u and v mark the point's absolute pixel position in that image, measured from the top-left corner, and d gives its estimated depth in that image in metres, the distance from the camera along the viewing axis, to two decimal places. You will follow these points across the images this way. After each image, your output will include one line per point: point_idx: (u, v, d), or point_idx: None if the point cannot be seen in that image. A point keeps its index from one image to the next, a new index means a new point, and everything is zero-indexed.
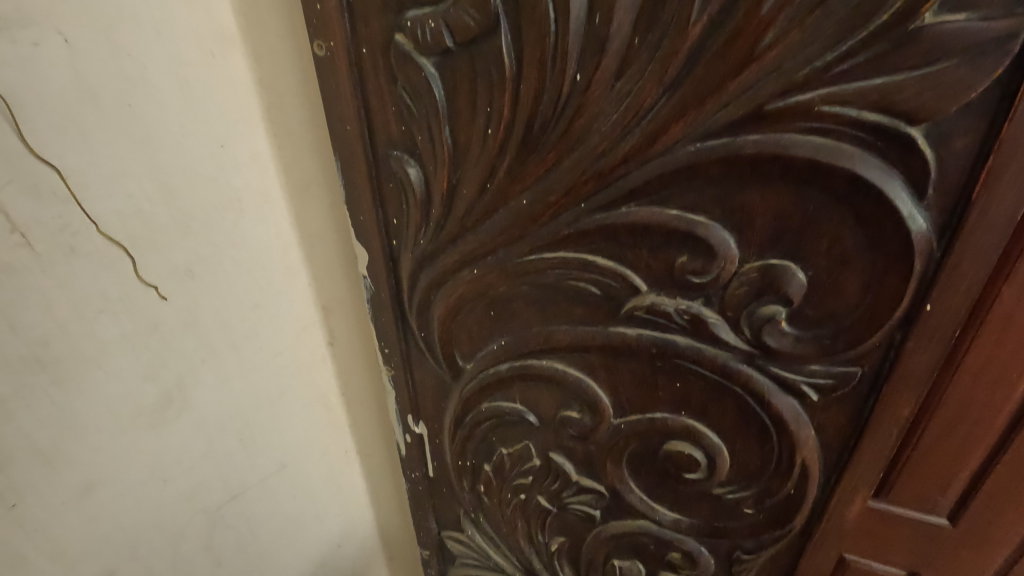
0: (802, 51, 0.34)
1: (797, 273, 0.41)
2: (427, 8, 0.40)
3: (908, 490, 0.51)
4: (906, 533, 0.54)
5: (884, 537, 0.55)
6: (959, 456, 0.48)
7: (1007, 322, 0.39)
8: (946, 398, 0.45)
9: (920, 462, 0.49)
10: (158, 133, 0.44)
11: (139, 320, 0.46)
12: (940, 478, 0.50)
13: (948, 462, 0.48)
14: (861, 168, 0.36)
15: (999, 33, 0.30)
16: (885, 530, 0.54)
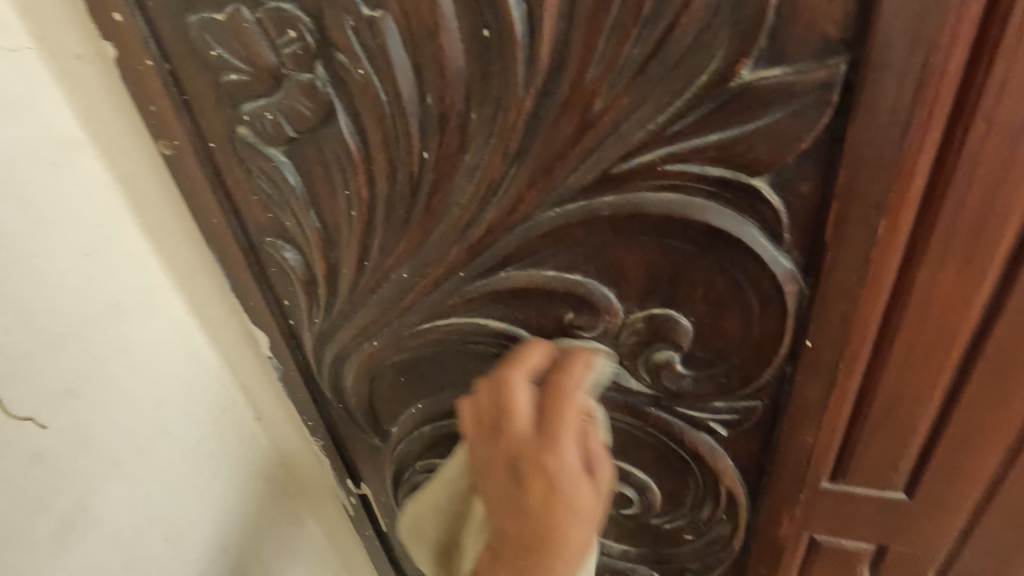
0: (633, 115, 0.32)
1: (680, 320, 0.40)
2: (261, 101, 0.38)
3: (860, 475, 0.52)
4: (863, 517, 0.55)
5: (841, 521, 0.55)
6: (908, 440, 0.49)
7: (922, 310, 0.40)
8: (880, 387, 0.46)
9: (869, 447, 0.50)
10: (3, 260, 0.40)
11: (21, 455, 0.43)
12: (889, 461, 0.50)
13: (898, 446, 0.49)
14: (716, 219, 0.35)
15: (816, 85, 0.29)
16: (847, 514, 0.55)
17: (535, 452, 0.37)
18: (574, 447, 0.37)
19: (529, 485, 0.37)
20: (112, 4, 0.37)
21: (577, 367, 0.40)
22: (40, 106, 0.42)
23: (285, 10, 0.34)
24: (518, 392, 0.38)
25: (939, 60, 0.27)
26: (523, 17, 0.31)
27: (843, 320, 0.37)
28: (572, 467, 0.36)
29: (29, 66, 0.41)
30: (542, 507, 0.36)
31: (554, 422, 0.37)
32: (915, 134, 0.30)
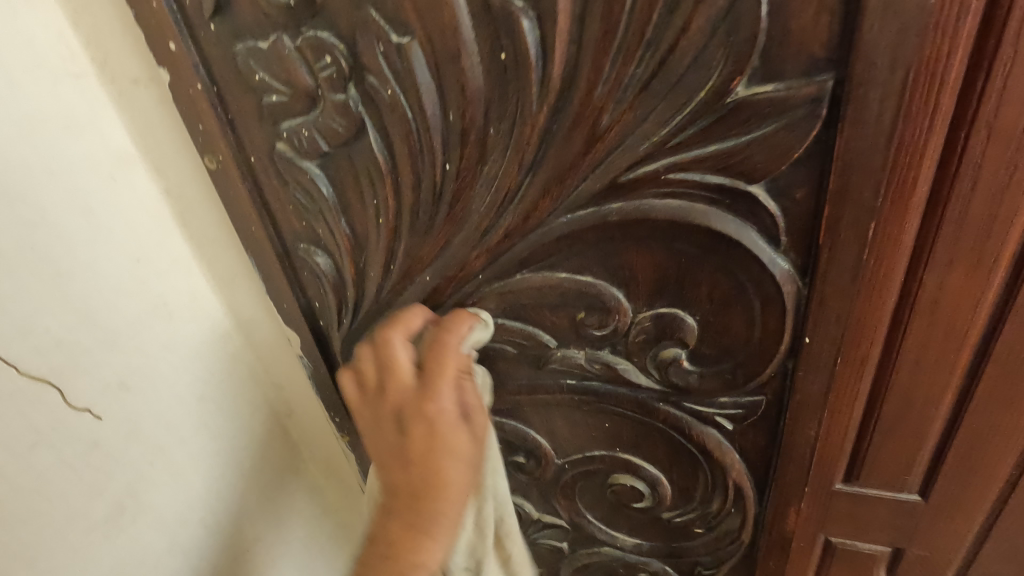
0: (638, 129, 0.35)
1: (686, 318, 0.43)
2: (298, 119, 0.42)
3: (875, 477, 0.54)
4: (879, 517, 0.57)
5: (858, 522, 0.57)
6: (921, 439, 0.50)
7: (930, 311, 0.42)
8: (891, 386, 0.47)
9: (883, 447, 0.51)
10: (64, 265, 0.45)
11: (77, 443, 0.47)
12: (902, 461, 0.52)
13: (912, 446, 0.51)
14: (717, 223, 0.38)
15: (806, 99, 0.32)
16: (863, 514, 0.56)
17: (410, 394, 0.43)
18: (452, 397, 0.43)
19: (411, 434, 0.43)
20: (168, 34, 0.41)
21: (465, 326, 0.44)
22: (97, 125, 0.46)
23: (321, 37, 0.38)
24: (399, 350, 0.44)
25: (925, 77, 0.30)
26: (536, 41, 0.34)
27: (850, 318, 0.39)
28: (448, 414, 0.42)
29: (91, 90, 0.45)
30: (410, 443, 0.43)
31: (433, 373, 0.43)
32: (911, 143, 0.32)
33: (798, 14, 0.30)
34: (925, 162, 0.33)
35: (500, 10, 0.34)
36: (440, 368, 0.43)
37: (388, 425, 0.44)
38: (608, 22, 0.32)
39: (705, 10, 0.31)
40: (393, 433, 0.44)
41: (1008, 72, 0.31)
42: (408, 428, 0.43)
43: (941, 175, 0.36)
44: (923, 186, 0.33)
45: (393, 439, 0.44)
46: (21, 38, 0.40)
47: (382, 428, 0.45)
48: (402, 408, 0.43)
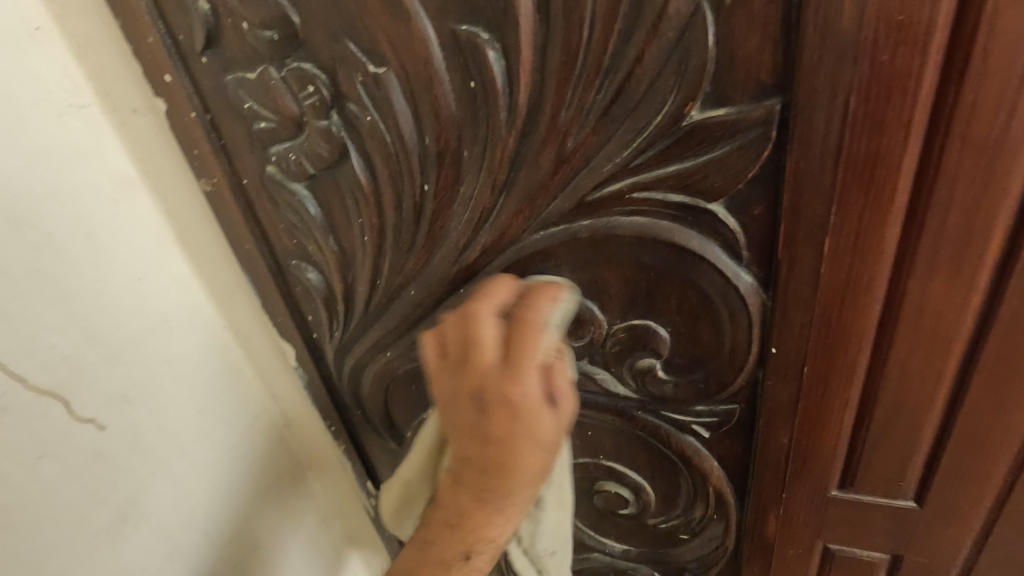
0: (601, 151, 0.37)
1: (658, 329, 0.45)
2: (286, 144, 0.45)
3: (869, 482, 0.55)
4: (876, 525, 0.57)
5: (853, 529, 0.58)
6: (913, 443, 0.51)
7: (917, 314, 0.43)
8: (882, 389, 0.48)
9: (876, 451, 0.52)
10: (70, 284, 0.47)
11: (82, 452, 0.49)
12: (895, 465, 0.53)
13: (904, 450, 0.52)
14: (681, 238, 0.39)
15: (757, 122, 0.33)
16: (861, 521, 0.57)
17: (501, 385, 0.37)
18: (533, 382, 0.37)
19: (494, 421, 0.38)
20: (164, 67, 0.43)
21: (540, 305, 0.39)
22: (101, 151, 0.49)
23: (305, 69, 0.40)
24: (486, 326, 0.39)
25: (894, 89, 0.30)
26: (502, 71, 0.36)
27: (834, 322, 0.40)
28: (534, 401, 0.38)
29: (95, 119, 0.48)
30: (494, 434, 0.38)
31: (520, 358, 0.37)
32: (887, 154, 0.32)
33: (743, 44, 0.31)
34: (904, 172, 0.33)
35: (467, 43, 0.36)
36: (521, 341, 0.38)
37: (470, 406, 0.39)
38: (568, 53, 0.34)
39: (657, 40, 0.32)
40: (473, 412, 0.39)
41: (977, 83, 0.33)
42: (491, 413, 0.38)
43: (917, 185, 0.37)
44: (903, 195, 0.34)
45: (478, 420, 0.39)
46: (29, 73, 0.43)
47: (465, 407, 0.39)
48: (485, 392, 0.38)
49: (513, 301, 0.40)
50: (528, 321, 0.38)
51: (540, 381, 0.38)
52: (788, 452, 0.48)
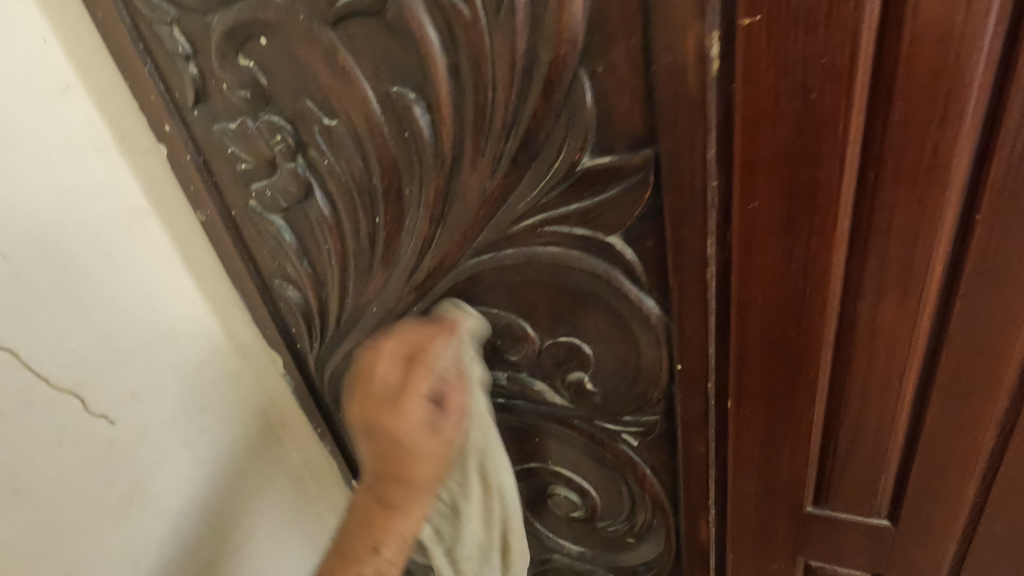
0: (515, 191, 0.43)
1: (582, 346, 0.50)
2: (264, 182, 0.52)
3: (844, 500, 0.59)
4: (854, 542, 0.61)
5: (832, 545, 0.62)
6: (883, 459, 0.55)
7: (871, 330, 0.48)
8: (846, 401, 0.52)
9: (847, 467, 0.56)
10: (89, 298, 0.56)
11: (94, 442, 0.58)
12: (866, 481, 0.57)
13: (877, 466, 0.55)
14: (589, 266, 0.44)
15: (636, 168, 0.39)
16: (836, 535, 0.61)
17: (388, 417, 0.46)
18: (418, 410, 0.46)
19: (399, 435, 0.45)
20: (164, 119, 0.52)
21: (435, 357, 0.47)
22: (119, 185, 0.57)
23: (274, 121, 0.48)
24: (387, 364, 0.47)
25: (826, 124, 0.34)
26: (428, 124, 0.43)
27: (793, 335, 0.43)
28: (415, 422, 0.45)
29: (114, 160, 0.57)
30: (389, 444, 0.46)
31: (413, 389, 0.46)
32: (827, 184, 0.36)
33: (617, 104, 0.37)
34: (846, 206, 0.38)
35: (398, 101, 0.42)
36: (412, 381, 0.46)
37: (381, 420, 0.46)
38: (478, 111, 0.40)
39: (547, 101, 0.38)
40: (382, 423, 0.46)
41: (902, 118, 0.38)
42: (393, 436, 0.46)
43: (859, 210, 0.42)
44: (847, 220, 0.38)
45: (382, 433, 0.46)
46: (58, 124, 0.52)
47: (376, 417, 0.46)
48: (388, 427, 0.46)
49: (425, 338, 0.48)
50: (426, 348, 0.47)
51: (423, 406, 0.46)
52: (710, 461, 0.52)
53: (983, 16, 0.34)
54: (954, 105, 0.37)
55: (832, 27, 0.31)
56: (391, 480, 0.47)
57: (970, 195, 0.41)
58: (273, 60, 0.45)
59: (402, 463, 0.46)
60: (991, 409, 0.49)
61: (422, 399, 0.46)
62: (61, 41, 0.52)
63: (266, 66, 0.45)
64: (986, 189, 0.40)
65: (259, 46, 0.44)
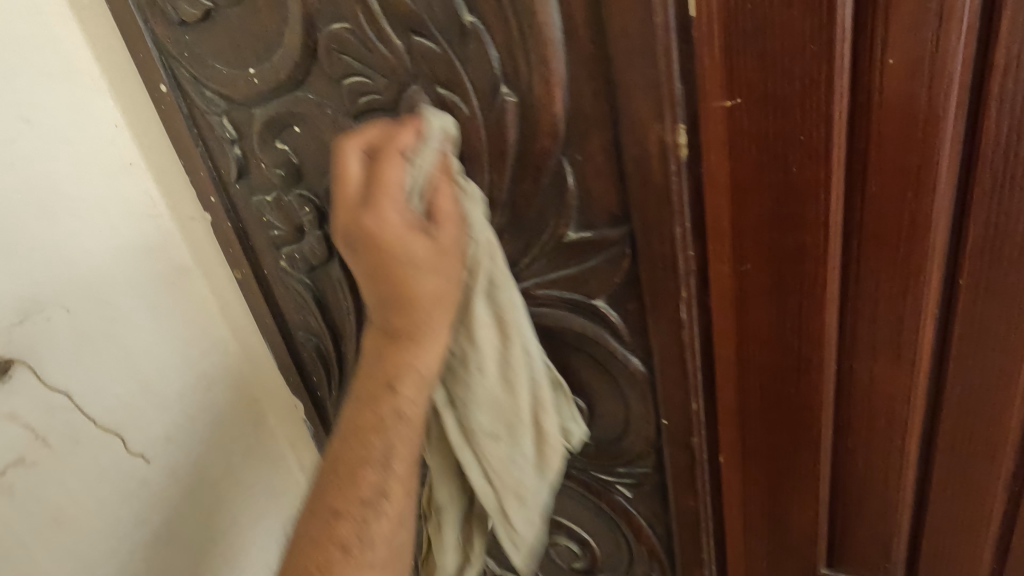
0: (510, 257, 0.48)
1: (577, 401, 0.53)
2: (293, 246, 0.59)
3: (854, 561, 0.58)
4: None
5: None
6: (893, 523, 0.54)
7: (869, 393, 0.48)
8: (848, 463, 0.53)
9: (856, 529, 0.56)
10: (134, 347, 0.63)
11: (130, 481, 0.63)
12: (877, 545, 0.56)
13: (886, 530, 0.55)
14: (578, 324, 0.49)
15: (615, 240, 0.43)
16: None
17: (359, 216, 0.40)
18: (394, 207, 0.40)
19: (389, 268, 0.40)
20: (209, 191, 0.59)
21: (445, 195, 0.42)
22: (167, 247, 0.65)
23: (303, 195, 0.55)
24: (351, 163, 0.41)
25: (808, 195, 0.40)
26: None
27: (792, 392, 0.48)
28: (396, 227, 0.40)
29: (166, 226, 0.65)
30: (379, 270, 0.41)
31: (376, 193, 0.40)
32: (812, 248, 0.41)
33: (598, 187, 0.42)
34: (829, 267, 0.42)
35: None
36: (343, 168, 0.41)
37: (361, 247, 0.41)
38: (476, 189, 0.46)
39: (536, 183, 0.44)
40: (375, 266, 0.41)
41: (878, 190, 0.40)
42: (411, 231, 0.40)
43: (844, 274, 0.44)
44: (834, 283, 0.43)
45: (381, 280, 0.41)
46: (120, 195, 0.61)
47: (361, 244, 0.40)
48: (350, 217, 0.40)
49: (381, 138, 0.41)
50: (381, 171, 0.40)
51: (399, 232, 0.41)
52: (700, 512, 0.54)
53: (943, 100, 0.36)
54: (927, 179, 0.39)
55: (807, 115, 0.37)
56: (396, 310, 0.42)
57: (952, 263, 0.43)
58: (304, 145, 0.52)
59: (412, 287, 0.40)
60: (997, 476, 0.49)
61: (418, 228, 0.40)
62: (128, 126, 0.61)
63: (299, 149, 0.52)
64: (966, 259, 0.42)
65: (293, 133, 0.52)
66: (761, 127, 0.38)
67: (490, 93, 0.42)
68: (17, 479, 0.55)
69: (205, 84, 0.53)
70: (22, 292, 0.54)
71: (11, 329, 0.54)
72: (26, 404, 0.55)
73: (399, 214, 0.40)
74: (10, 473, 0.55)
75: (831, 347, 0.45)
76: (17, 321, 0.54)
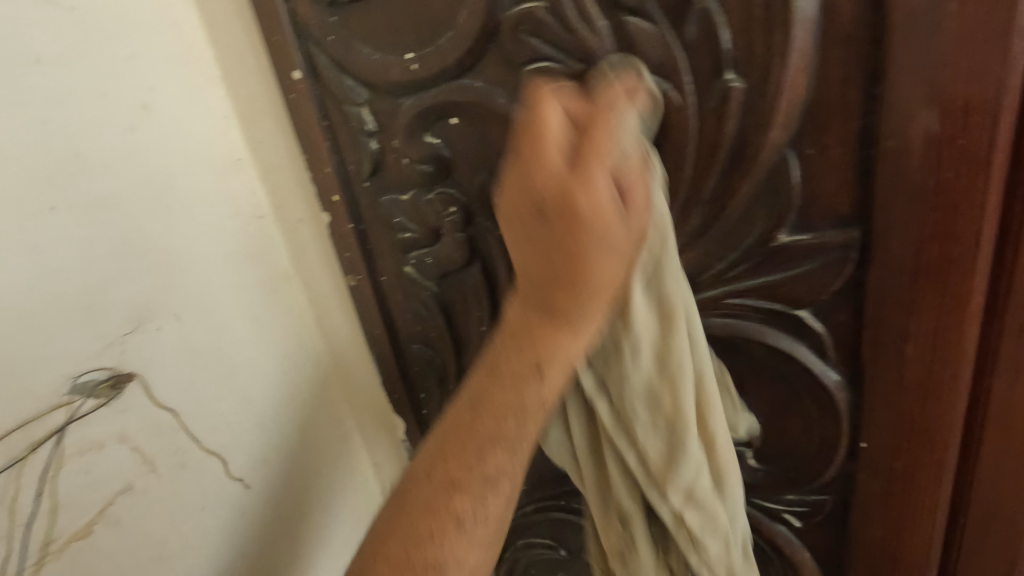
0: (699, 264, 0.43)
1: (750, 422, 0.49)
2: (425, 250, 0.54)
3: None
4: None
5: None
6: None
7: (1004, 434, 0.41)
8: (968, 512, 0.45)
9: None
10: (239, 361, 0.57)
11: (230, 508, 0.57)
12: None
13: None
14: (771, 338, 0.44)
15: (841, 243, 0.39)
16: None
17: (558, 192, 0.32)
18: (604, 188, 0.31)
19: (556, 246, 0.33)
20: (333, 188, 0.54)
21: (640, 186, 0.33)
22: (269, 253, 0.59)
23: (448, 194, 0.51)
24: (551, 116, 0.32)
25: (961, 204, 0.35)
26: None
27: (915, 416, 0.43)
28: (605, 206, 0.31)
29: (268, 227, 0.59)
30: (556, 238, 0.33)
31: (585, 150, 0.31)
32: (959, 255, 0.36)
33: (828, 184, 0.38)
34: (976, 277, 0.37)
35: None
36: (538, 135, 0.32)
37: (524, 227, 0.34)
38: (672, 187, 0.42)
39: (750, 180, 0.39)
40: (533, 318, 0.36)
41: None
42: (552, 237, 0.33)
43: (992, 288, 0.37)
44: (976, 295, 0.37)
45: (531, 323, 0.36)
46: (229, 193, 0.55)
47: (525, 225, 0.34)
48: (543, 200, 0.32)
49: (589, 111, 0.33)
50: (591, 129, 0.31)
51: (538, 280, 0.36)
52: (885, 543, 0.49)
53: None
54: None
55: (970, 118, 0.33)
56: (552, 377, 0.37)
57: None
58: (461, 139, 0.48)
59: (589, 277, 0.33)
60: None
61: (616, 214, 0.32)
62: (238, 118, 0.55)
63: (454, 143, 0.49)
64: None
65: (449, 125, 0.48)
66: (926, 119, 0.34)
67: (711, 79, 0.38)
68: (124, 511, 0.49)
69: (348, 71, 0.48)
70: (136, 299, 0.48)
71: (124, 340, 0.48)
72: (137, 425, 0.49)
73: (605, 196, 0.32)
74: (117, 503, 0.48)
75: (965, 368, 0.40)
76: (130, 331, 0.48)
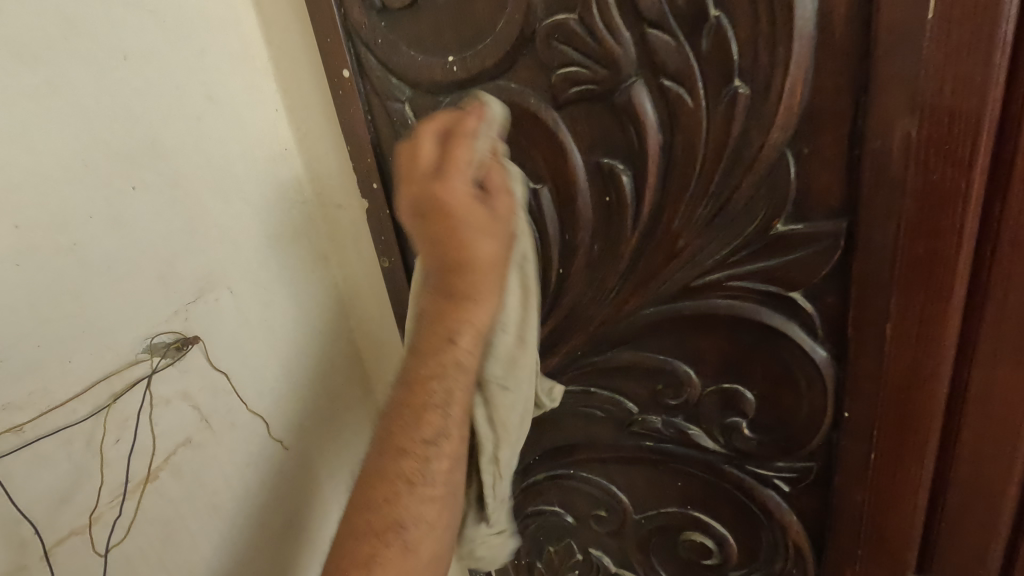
0: (706, 249, 0.49)
1: (745, 393, 0.54)
2: None
3: None
4: None
5: None
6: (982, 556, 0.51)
7: (982, 417, 0.46)
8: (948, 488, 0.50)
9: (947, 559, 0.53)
10: (282, 333, 0.63)
11: (270, 465, 0.64)
12: None
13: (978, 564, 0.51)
14: (768, 317, 0.50)
15: (831, 232, 0.45)
16: None
17: (431, 188, 0.42)
18: (462, 182, 0.42)
19: (431, 225, 0.43)
20: (373, 177, 0.59)
21: (497, 170, 0.44)
22: (309, 236, 0.65)
23: None
24: (426, 142, 0.43)
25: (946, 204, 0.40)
26: (632, 191, 0.50)
27: (902, 397, 0.47)
28: (462, 195, 0.42)
29: (312, 210, 0.64)
30: (426, 207, 0.43)
31: (454, 152, 0.43)
32: (944, 251, 0.41)
33: (819, 181, 0.44)
34: (958, 272, 0.42)
35: (608, 171, 0.50)
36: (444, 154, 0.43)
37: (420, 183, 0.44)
38: (683, 181, 0.47)
39: (751, 173, 0.45)
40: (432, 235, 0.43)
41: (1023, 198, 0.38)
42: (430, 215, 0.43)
43: (972, 284, 0.42)
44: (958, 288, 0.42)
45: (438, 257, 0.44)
46: (275, 180, 0.60)
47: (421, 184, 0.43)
48: (434, 195, 0.42)
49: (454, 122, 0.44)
50: (459, 138, 0.43)
51: (469, 181, 0.43)
52: (863, 509, 0.54)
53: None
54: None
55: (954, 124, 0.38)
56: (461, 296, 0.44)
57: None
58: None
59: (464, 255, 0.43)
60: None
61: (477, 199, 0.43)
62: (287, 111, 0.60)
63: None
64: None
65: None
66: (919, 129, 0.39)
67: (720, 86, 0.43)
68: (184, 459, 0.55)
69: (395, 71, 0.53)
70: (201, 272, 0.54)
71: (189, 308, 0.54)
72: (199, 382, 0.56)
73: (467, 189, 0.42)
74: (178, 453, 0.55)
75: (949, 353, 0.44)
76: (195, 300, 0.54)
